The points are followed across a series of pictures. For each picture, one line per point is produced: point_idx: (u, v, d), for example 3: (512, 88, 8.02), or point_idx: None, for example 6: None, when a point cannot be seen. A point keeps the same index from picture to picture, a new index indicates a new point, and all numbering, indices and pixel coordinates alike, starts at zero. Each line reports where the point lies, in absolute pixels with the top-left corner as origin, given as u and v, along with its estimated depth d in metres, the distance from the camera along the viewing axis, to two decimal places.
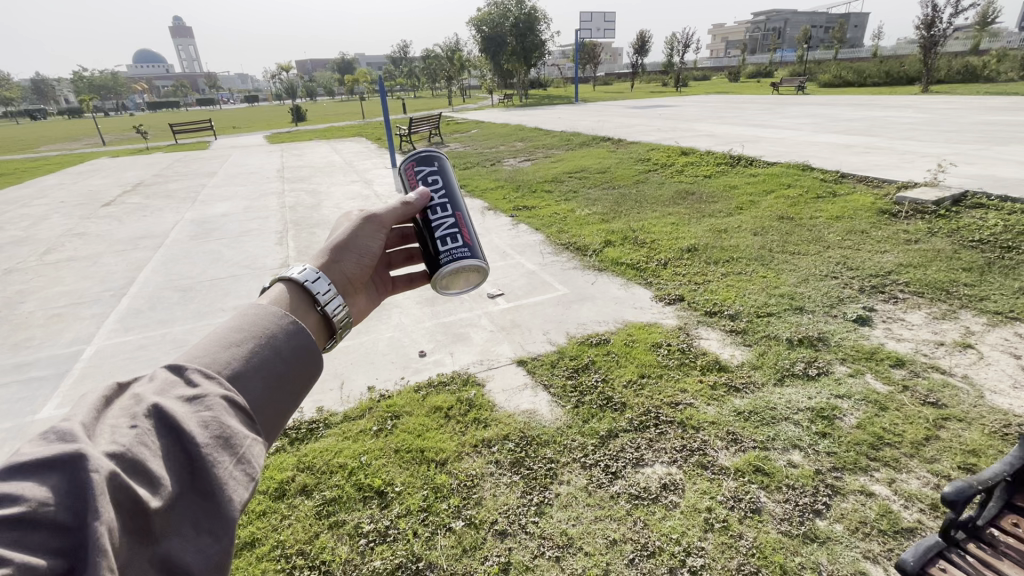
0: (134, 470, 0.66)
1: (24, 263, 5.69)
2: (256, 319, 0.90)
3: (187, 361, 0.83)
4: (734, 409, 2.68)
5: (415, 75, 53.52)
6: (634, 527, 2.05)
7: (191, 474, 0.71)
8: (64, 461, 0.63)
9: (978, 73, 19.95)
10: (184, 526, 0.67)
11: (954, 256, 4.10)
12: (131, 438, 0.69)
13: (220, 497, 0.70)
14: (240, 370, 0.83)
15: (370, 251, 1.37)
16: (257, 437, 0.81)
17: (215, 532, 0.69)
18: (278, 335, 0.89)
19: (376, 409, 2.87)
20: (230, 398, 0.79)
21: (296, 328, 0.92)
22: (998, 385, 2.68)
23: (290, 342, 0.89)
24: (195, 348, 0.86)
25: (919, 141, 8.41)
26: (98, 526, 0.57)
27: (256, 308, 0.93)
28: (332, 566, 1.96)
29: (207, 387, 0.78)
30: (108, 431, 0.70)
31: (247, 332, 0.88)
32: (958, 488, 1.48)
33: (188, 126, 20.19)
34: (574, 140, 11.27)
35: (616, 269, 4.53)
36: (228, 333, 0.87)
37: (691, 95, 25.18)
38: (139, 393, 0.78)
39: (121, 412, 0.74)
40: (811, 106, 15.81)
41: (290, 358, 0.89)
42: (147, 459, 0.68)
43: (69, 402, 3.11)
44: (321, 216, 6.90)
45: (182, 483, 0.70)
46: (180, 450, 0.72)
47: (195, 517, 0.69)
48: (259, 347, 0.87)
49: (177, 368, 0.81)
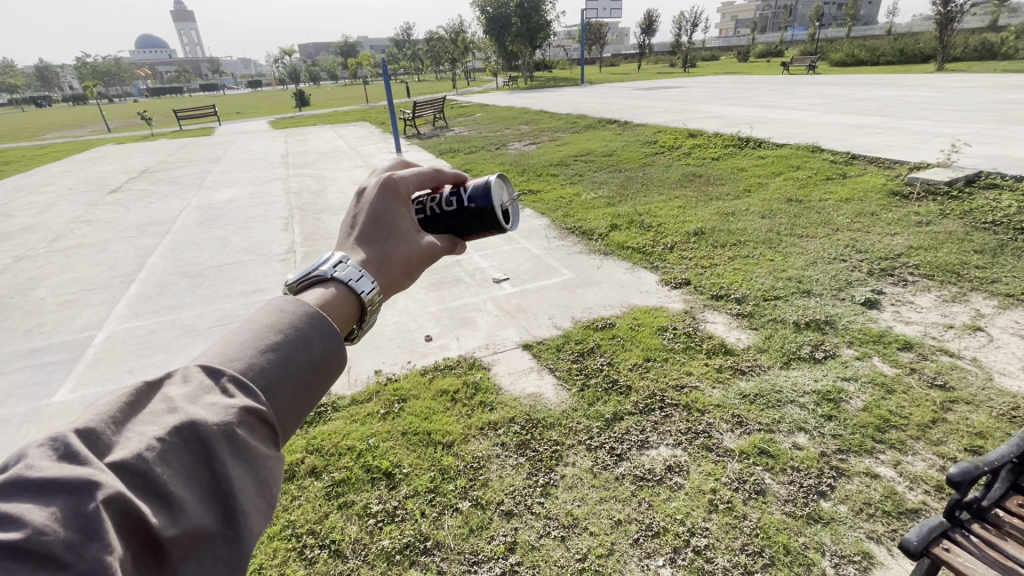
0: (152, 492, 0.64)
1: (34, 250, 5.75)
2: (291, 321, 0.87)
3: (223, 364, 0.80)
4: (740, 392, 2.68)
5: (418, 58, 52.89)
6: (640, 508, 2.08)
7: (214, 495, 0.68)
8: (78, 484, 0.60)
9: (997, 50, 19.42)
10: (202, 554, 0.66)
11: (966, 238, 4.04)
12: (155, 453, 0.66)
13: (240, 523, 0.69)
14: (272, 379, 0.80)
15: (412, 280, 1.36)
16: (280, 454, 0.79)
17: (229, 562, 0.67)
18: (313, 340, 0.86)
19: (384, 392, 2.90)
20: (260, 411, 0.77)
21: (326, 329, 0.90)
22: (1007, 367, 2.67)
23: (322, 348, 0.87)
24: (229, 349, 0.82)
25: (933, 121, 8.22)
26: (108, 559, 0.55)
27: (294, 307, 0.90)
28: (341, 545, 2.00)
29: (239, 398, 0.76)
30: (132, 442, 0.67)
31: (282, 335, 0.85)
32: (964, 469, 1.47)
33: (191, 112, 20.19)
34: (581, 123, 11.15)
35: (621, 253, 4.51)
36: (261, 335, 0.85)
37: (698, 76, 24.80)
38: (171, 396, 0.75)
39: (147, 421, 0.71)
40: (822, 86, 15.51)
41: (321, 365, 0.87)
42: (168, 480, 0.65)
43: (83, 385, 3.17)
44: (326, 201, 6.89)
45: (206, 504, 0.68)
46: (204, 469, 0.69)
47: (213, 544, 0.67)
48: (292, 353, 0.84)
49: (212, 372, 0.78)
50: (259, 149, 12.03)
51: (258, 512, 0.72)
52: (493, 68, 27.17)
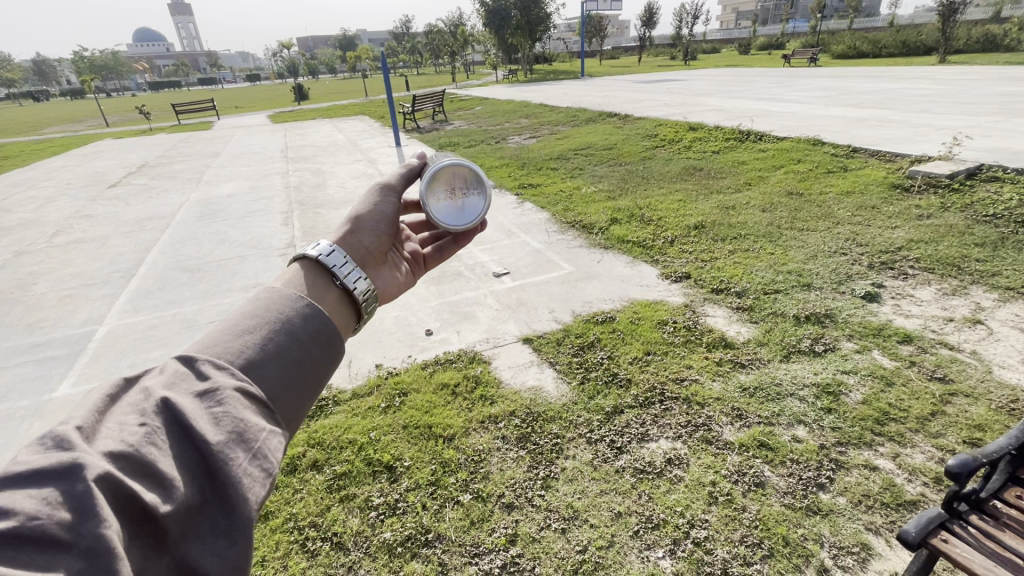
0: (142, 472, 0.65)
1: (33, 245, 5.74)
2: (268, 304, 0.90)
3: (199, 352, 0.81)
4: (740, 384, 2.69)
5: (417, 51, 52.54)
6: (640, 500, 2.09)
7: (203, 471, 0.68)
8: (61, 469, 0.60)
9: (1000, 42, 19.33)
10: (203, 530, 0.66)
11: (967, 231, 4.03)
12: (140, 436, 0.67)
13: (235, 495, 0.68)
14: (253, 358, 0.82)
15: (384, 213, 1.41)
16: (274, 428, 0.79)
17: (231, 535, 0.66)
18: (293, 319, 0.89)
19: (385, 386, 2.91)
20: (244, 390, 0.78)
21: (310, 311, 0.92)
22: (1007, 360, 2.67)
23: (306, 327, 0.89)
24: (206, 339, 0.84)
25: (935, 113, 8.18)
26: (105, 532, 0.57)
27: (269, 293, 0.93)
28: (343, 538, 2.01)
29: (220, 381, 0.77)
30: (114, 429, 0.68)
31: (261, 319, 0.87)
32: (963, 460, 1.48)
33: (190, 107, 20.12)
34: (581, 116, 11.10)
35: (621, 247, 4.51)
36: (239, 321, 0.86)
37: (699, 68, 24.69)
38: (148, 386, 0.76)
39: (129, 408, 0.72)
40: (824, 78, 15.41)
41: (308, 344, 0.88)
42: (156, 459, 0.66)
43: (85, 380, 3.18)
44: (326, 195, 6.88)
45: (197, 482, 0.68)
46: (190, 447, 0.69)
47: (213, 521, 0.67)
48: (273, 334, 0.86)
49: (187, 360, 0.79)
50: (258, 143, 11.98)
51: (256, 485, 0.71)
52: (492, 61, 26.99)
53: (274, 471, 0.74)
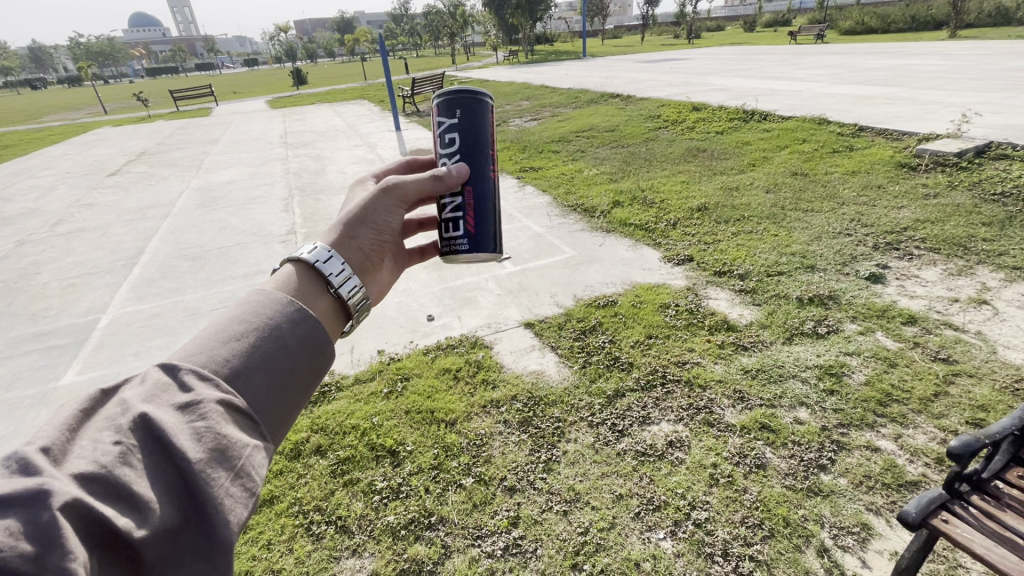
0: (116, 494, 0.64)
1: (35, 234, 5.75)
2: (259, 310, 0.90)
3: (179, 361, 0.81)
4: (741, 366, 2.69)
5: (416, 33, 51.69)
6: (640, 483, 2.10)
7: (181, 489, 0.68)
8: (28, 494, 0.59)
9: (1011, 15, 18.94)
10: (182, 555, 0.66)
11: (974, 210, 3.98)
12: (114, 457, 0.66)
13: (216, 515, 0.68)
14: (239, 368, 0.82)
15: (387, 226, 1.40)
16: (258, 441, 0.79)
17: (211, 556, 0.67)
18: (282, 325, 0.89)
19: (386, 371, 2.92)
20: (226, 402, 0.77)
21: (299, 315, 0.92)
22: (1011, 341, 2.64)
23: (295, 334, 0.89)
24: (188, 347, 0.84)
25: (945, 90, 8.02)
26: (72, 564, 0.55)
27: (259, 295, 0.94)
28: (347, 521, 2.04)
29: (202, 393, 0.76)
30: (88, 448, 0.68)
31: (248, 324, 0.87)
32: (965, 441, 1.46)
33: (188, 93, 19.97)
34: (583, 97, 10.95)
35: (624, 230, 4.47)
36: (225, 326, 0.86)
37: (704, 46, 24.30)
38: (127, 399, 0.76)
39: (105, 425, 0.72)
40: (832, 55, 15.10)
41: (295, 350, 0.88)
42: (132, 480, 0.66)
43: (90, 368, 3.21)
44: (326, 181, 6.83)
45: (176, 503, 0.68)
46: (170, 464, 0.69)
47: (191, 544, 0.67)
48: (261, 341, 0.86)
49: (170, 369, 0.79)
50: (257, 129, 11.89)
51: (239, 503, 0.71)
52: (493, 43, 26.48)
53: (257, 489, 0.74)
